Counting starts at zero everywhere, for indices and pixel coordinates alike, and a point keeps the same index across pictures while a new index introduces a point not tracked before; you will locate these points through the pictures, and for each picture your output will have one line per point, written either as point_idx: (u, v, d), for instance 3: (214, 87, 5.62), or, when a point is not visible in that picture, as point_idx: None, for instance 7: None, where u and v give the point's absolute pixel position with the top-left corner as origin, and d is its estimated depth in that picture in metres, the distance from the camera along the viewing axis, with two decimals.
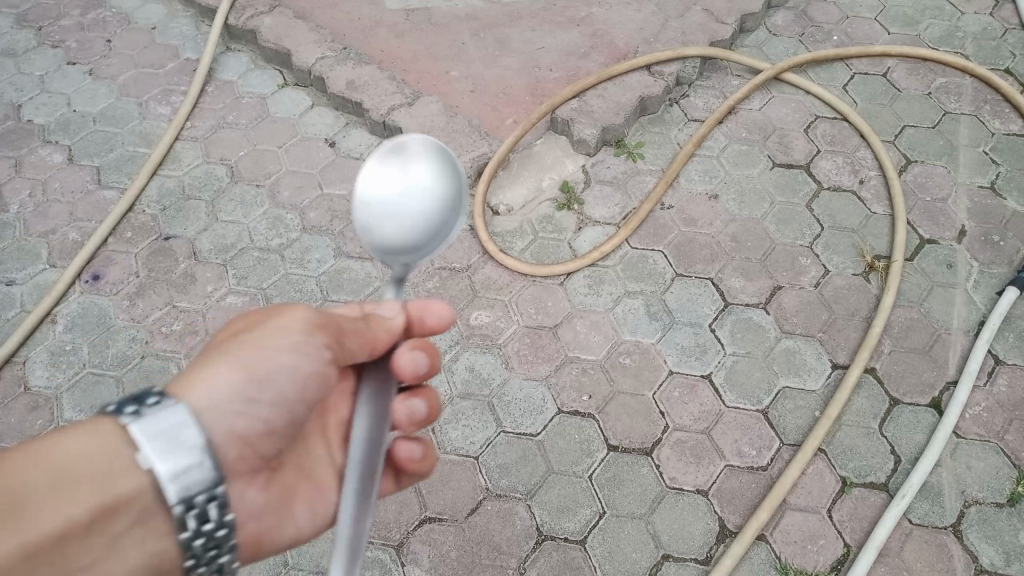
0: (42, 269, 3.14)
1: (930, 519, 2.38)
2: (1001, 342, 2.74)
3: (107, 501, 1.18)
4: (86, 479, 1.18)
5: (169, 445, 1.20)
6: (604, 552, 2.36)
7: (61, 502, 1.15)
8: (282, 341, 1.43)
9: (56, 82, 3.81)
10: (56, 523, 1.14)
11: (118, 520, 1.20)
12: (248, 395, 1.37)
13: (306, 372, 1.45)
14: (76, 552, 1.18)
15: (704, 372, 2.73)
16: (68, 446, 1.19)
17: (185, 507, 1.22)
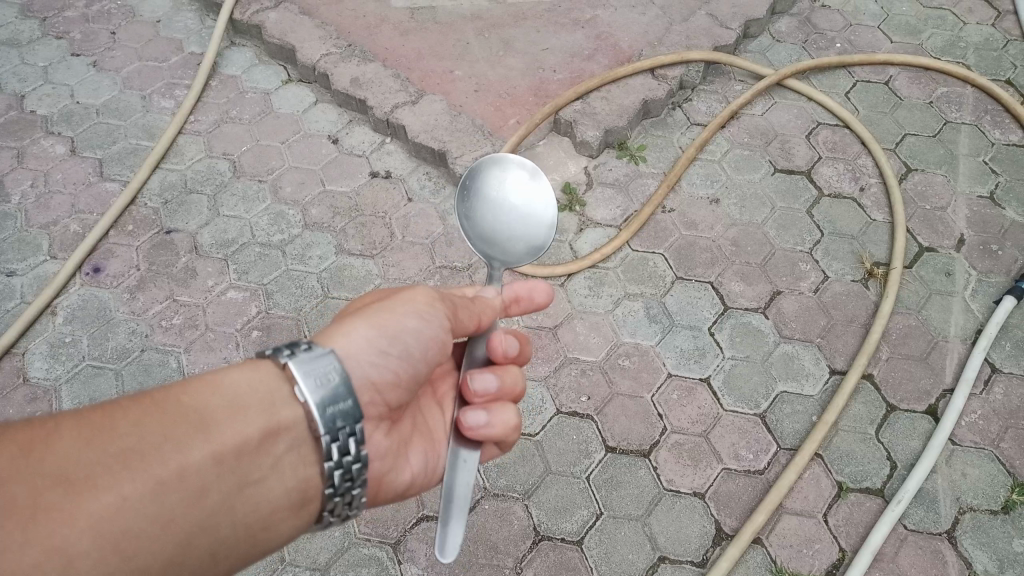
0: (43, 260, 3.14)
1: (925, 525, 2.40)
2: (998, 351, 2.75)
3: (270, 424, 1.28)
4: (252, 404, 1.29)
5: (325, 378, 1.29)
6: (601, 553, 2.37)
7: (234, 422, 1.26)
8: (410, 300, 1.52)
9: (60, 74, 3.81)
10: (231, 437, 1.25)
11: (279, 443, 1.30)
12: (381, 345, 1.46)
13: (431, 327, 1.51)
14: (247, 470, 1.27)
15: (702, 375, 2.74)
16: (231, 379, 1.31)
17: (331, 437, 1.28)
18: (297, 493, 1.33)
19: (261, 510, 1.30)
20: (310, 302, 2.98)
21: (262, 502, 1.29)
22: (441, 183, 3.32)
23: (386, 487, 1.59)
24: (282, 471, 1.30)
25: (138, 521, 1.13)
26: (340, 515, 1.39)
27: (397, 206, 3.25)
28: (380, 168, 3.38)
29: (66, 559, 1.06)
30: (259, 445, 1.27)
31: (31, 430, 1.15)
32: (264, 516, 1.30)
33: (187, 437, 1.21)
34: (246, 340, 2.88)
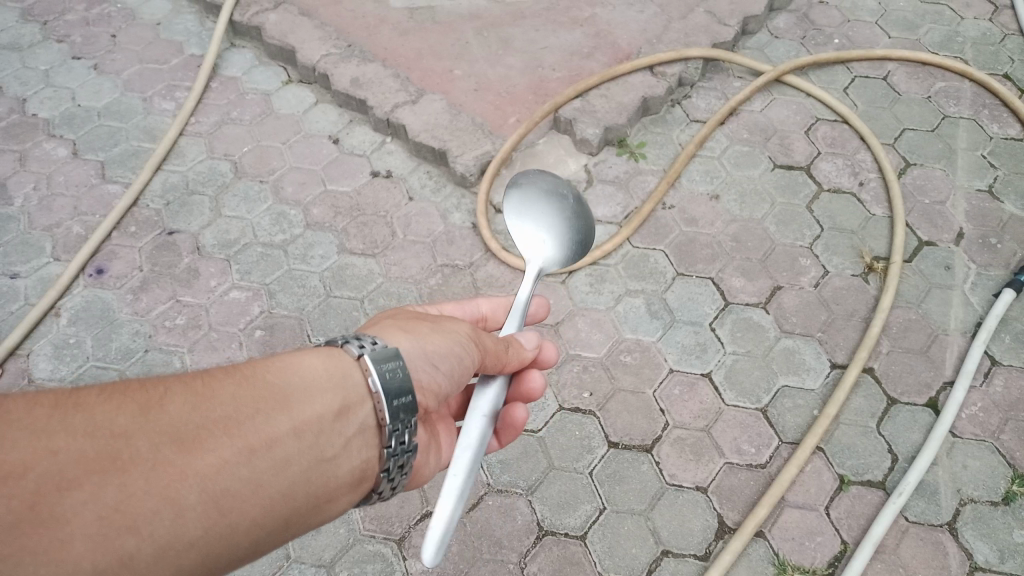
0: (47, 262, 3.16)
1: (926, 516, 2.41)
2: (998, 343, 2.76)
3: (342, 403, 1.31)
4: (327, 384, 1.32)
5: (393, 370, 1.34)
6: (604, 548, 2.38)
7: (312, 399, 1.29)
8: (456, 326, 1.52)
9: (61, 77, 3.82)
10: (310, 414, 1.28)
11: (350, 424, 1.32)
12: (430, 357, 1.46)
13: (474, 356, 1.51)
14: (323, 446, 1.28)
15: (703, 370, 2.75)
16: (309, 362, 1.34)
17: (391, 426, 1.34)
18: (360, 472, 1.35)
19: (332, 487, 1.31)
20: (312, 301, 2.99)
21: (334, 476, 1.31)
22: (441, 182, 3.33)
23: (418, 479, 1.70)
24: (351, 449, 1.32)
25: (234, 481, 1.17)
26: (383, 495, 1.45)
27: (398, 205, 3.26)
28: (381, 168, 3.39)
29: (177, 506, 1.10)
30: (333, 423, 1.30)
31: (146, 394, 1.21)
32: (333, 490, 1.31)
33: (275, 409, 1.25)
34: (249, 339, 2.89)
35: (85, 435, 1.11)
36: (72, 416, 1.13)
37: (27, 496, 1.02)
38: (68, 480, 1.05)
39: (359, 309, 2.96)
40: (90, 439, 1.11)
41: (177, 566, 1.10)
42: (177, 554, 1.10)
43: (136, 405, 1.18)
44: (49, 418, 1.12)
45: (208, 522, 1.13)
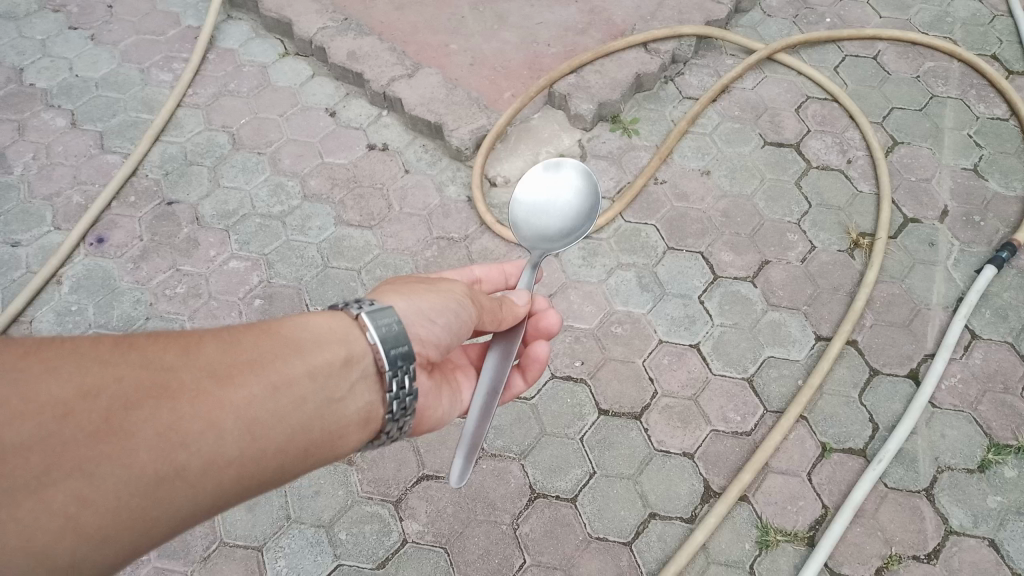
0: (47, 231, 3.20)
1: (904, 483, 2.50)
2: (977, 318, 2.85)
3: (348, 353, 1.37)
4: (334, 337, 1.38)
5: (389, 325, 1.40)
6: (594, 510, 2.47)
7: (324, 348, 1.36)
8: (446, 287, 1.60)
9: (58, 47, 3.83)
10: (323, 359, 1.34)
11: (354, 371, 1.38)
12: (425, 312, 1.53)
13: (464, 313, 1.59)
14: (333, 388, 1.35)
15: (692, 341, 2.83)
16: (316, 319, 1.40)
17: (393, 372, 1.39)
18: (366, 417, 1.41)
19: (341, 425, 1.37)
20: (311, 272, 3.05)
21: (345, 417, 1.37)
22: (438, 155, 3.37)
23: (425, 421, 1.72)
24: (357, 393, 1.38)
25: (263, 412, 1.25)
26: (391, 437, 1.49)
27: (395, 178, 3.31)
28: (377, 141, 3.44)
29: (216, 431, 1.19)
30: (341, 369, 1.36)
31: (182, 336, 1.28)
32: (343, 430, 1.37)
33: (294, 354, 1.33)
34: (248, 308, 2.95)
35: (137, 366, 1.19)
36: (123, 350, 1.21)
37: (94, 413, 1.11)
38: (128, 402, 1.14)
39: (356, 280, 3.02)
40: (140, 368, 1.19)
41: (216, 483, 1.20)
42: (216, 473, 1.20)
43: (176, 343, 1.25)
44: (103, 350, 1.20)
45: (242, 447, 1.22)
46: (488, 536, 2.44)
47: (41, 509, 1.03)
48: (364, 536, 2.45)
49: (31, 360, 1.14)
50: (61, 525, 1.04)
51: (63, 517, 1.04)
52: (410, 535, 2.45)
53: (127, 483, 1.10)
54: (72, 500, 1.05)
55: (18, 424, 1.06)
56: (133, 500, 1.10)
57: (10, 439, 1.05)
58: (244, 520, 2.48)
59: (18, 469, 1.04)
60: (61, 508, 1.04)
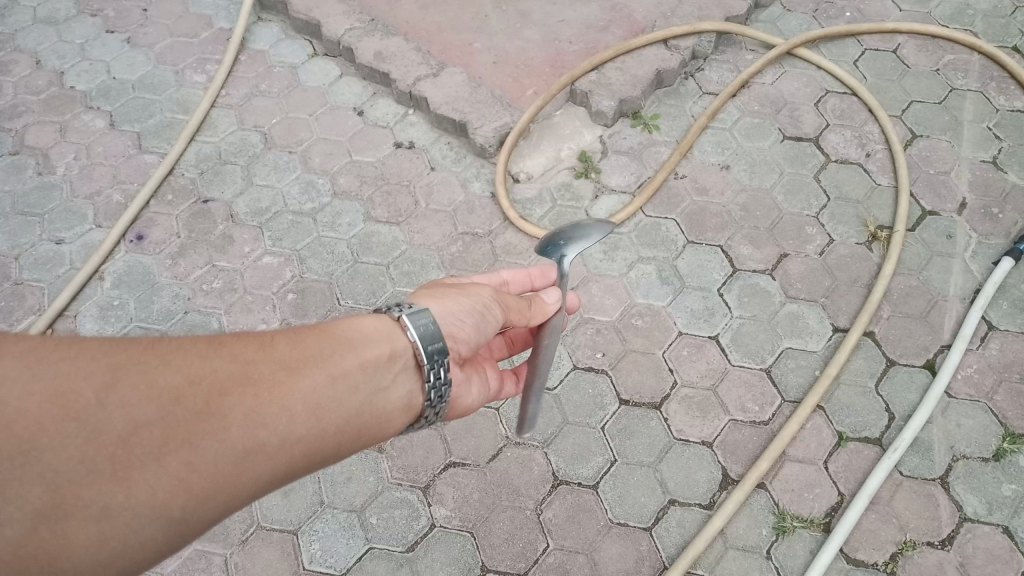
0: (89, 229, 3.34)
1: (919, 471, 2.56)
2: (995, 309, 2.89)
3: (393, 349, 1.51)
4: (381, 336, 1.52)
5: (427, 325, 1.54)
6: (615, 497, 2.56)
7: (373, 344, 1.50)
8: (475, 291, 1.70)
9: (96, 50, 3.97)
10: (373, 353, 1.48)
11: (397, 365, 1.51)
12: (458, 315, 1.64)
13: (490, 315, 1.70)
14: (380, 379, 1.48)
15: (711, 333, 2.90)
16: (365, 320, 1.54)
17: (431, 365, 1.54)
18: (410, 404, 1.54)
19: (387, 411, 1.49)
20: (341, 267, 3.16)
21: (390, 403, 1.49)
22: (462, 152, 3.46)
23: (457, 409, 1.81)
24: (400, 382, 1.51)
25: (326, 399, 1.39)
26: (429, 421, 1.63)
27: (421, 175, 3.41)
28: (404, 139, 3.53)
29: (289, 412, 1.33)
30: (387, 363, 1.50)
31: (257, 334, 1.43)
32: (389, 414, 1.50)
33: (348, 349, 1.46)
34: (282, 302, 3.07)
35: (225, 358, 1.34)
36: (213, 343, 1.37)
37: (196, 397, 1.27)
38: (221, 388, 1.30)
39: (385, 274, 3.12)
40: (227, 359, 1.34)
41: (290, 457, 1.34)
42: (291, 449, 1.34)
43: (254, 339, 1.40)
44: (197, 344, 1.35)
45: (311, 427, 1.36)
46: (513, 520, 2.54)
47: (161, 473, 1.20)
48: (394, 520, 2.56)
49: (141, 354, 1.30)
50: (173, 488, 1.21)
51: (177, 481, 1.21)
52: (438, 519, 2.55)
53: (222, 453, 1.26)
54: (181, 467, 1.22)
55: (141, 405, 1.23)
56: (225, 468, 1.26)
57: (135, 416, 1.22)
58: (280, 504, 2.60)
59: (142, 441, 1.21)
60: (175, 473, 1.21)
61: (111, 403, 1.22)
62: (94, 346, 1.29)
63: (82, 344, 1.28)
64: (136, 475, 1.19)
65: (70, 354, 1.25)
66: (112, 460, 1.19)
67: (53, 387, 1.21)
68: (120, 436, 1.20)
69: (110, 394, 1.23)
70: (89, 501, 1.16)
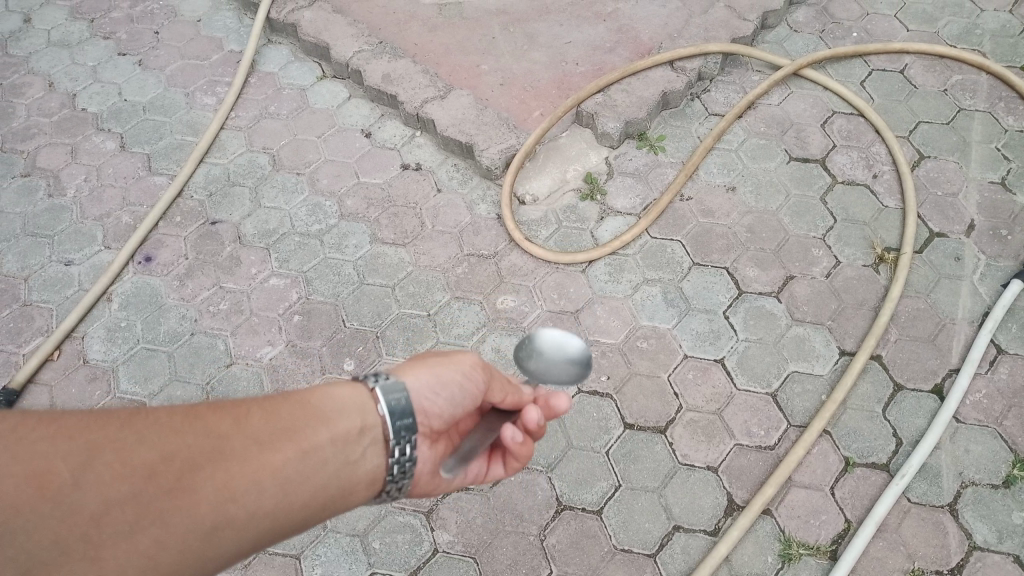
0: (98, 251, 3.37)
1: (927, 498, 2.53)
2: (1004, 332, 2.86)
3: (362, 423, 1.47)
4: (352, 409, 1.48)
5: (398, 399, 1.51)
6: (619, 522, 2.54)
7: (344, 418, 1.46)
8: (460, 356, 1.70)
9: (108, 72, 4.02)
10: (343, 427, 1.44)
11: (366, 439, 1.47)
12: (431, 385, 1.66)
13: (472, 387, 1.70)
14: (349, 452, 1.43)
15: (716, 356, 2.89)
16: (337, 392, 1.50)
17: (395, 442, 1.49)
18: (374, 476, 1.48)
19: (356, 484, 1.44)
20: (347, 288, 3.17)
21: (359, 475, 1.45)
22: (468, 174, 3.48)
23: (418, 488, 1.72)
24: (370, 454, 1.47)
25: (297, 472, 1.34)
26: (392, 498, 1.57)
27: (427, 197, 3.42)
28: (411, 161, 3.55)
29: (259, 486, 1.28)
30: (358, 438, 1.46)
31: (233, 406, 1.37)
32: (357, 487, 1.45)
33: (321, 423, 1.42)
34: (288, 324, 3.08)
35: (202, 432, 1.30)
36: (188, 416, 1.32)
37: (170, 474, 1.21)
38: (194, 464, 1.24)
39: (390, 296, 3.13)
40: (203, 433, 1.30)
41: (259, 532, 1.29)
42: (260, 524, 1.29)
43: (229, 412, 1.35)
44: (171, 419, 1.30)
45: (282, 502, 1.31)
46: (516, 546, 2.53)
47: (131, 552, 1.15)
48: (397, 545, 2.55)
49: (112, 428, 1.25)
50: (144, 566, 1.16)
51: (146, 559, 1.16)
52: (441, 545, 2.55)
53: (191, 529, 1.20)
54: (154, 542, 1.17)
55: (115, 483, 1.18)
56: (196, 545, 1.21)
57: (109, 496, 1.17)
58: None
59: (116, 520, 1.16)
60: (145, 551, 1.16)
61: (88, 482, 1.17)
62: (69, 422, 1.24)
63: (58, 421, 1.24)
64: (109, 551, 1.15)
65: (47, 430, 1.21)
66: (86, 540, 1.14)
67: (32, 466, 1.16)
68: (94, 515, 1.15)
69: (88, 471, 1.18)
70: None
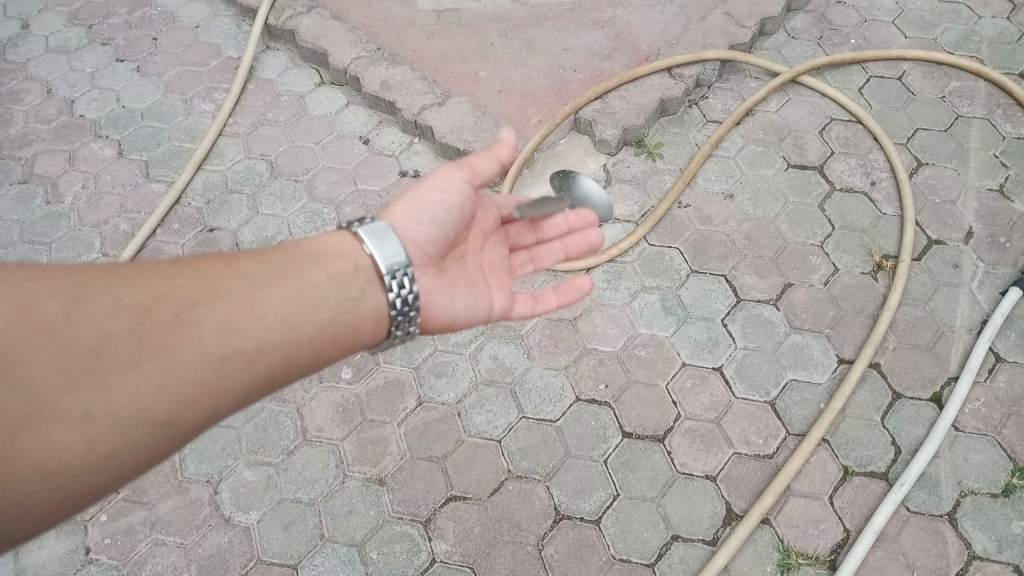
0: (96, 258, 3.36)
1: (926, 507, 2.53)
2: (1002, 340, 2.85)
3: (354, 263, 1.71)
4: (343, 251, 1.72)
5: (382, 238, 1.73)
6: (617, 532, 2.54)
7: (334, 259, 1.70)
8: (433, 177, 1.85)
9: (106, 79, 4.02)
10: (335, 266, 1.69)
11: (361, 278, 1.70)
12: (413, 212, 1.82)
13: (455, 196, 1.85)
14: (349, 288, 1.68)
15: (714, 365, 2.88)
16: (325, 240, 1.75)
17: (392, 276, 1.69)
18: (379, 313, 1.71)
19: (359, 319, 1.68)
20: None
21: (362, 311, 1.68)
22: None
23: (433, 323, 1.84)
24: (368, 291, 1.70)
25: (292, 308, 1.60)
26: (403, 335, 1.77)
27: None
28: (409, 168, 3.55)
29: (254, 319, 1.54)
30: (352, 275, 1.70)
31: (223, 258, 1.64)
32: (364, 321, 1.68)
33: (313, 265, 1.67)
34: None
35: (193, 278, 1.56)
36: (182, 267, 1.59)
37: (166, 311, 1.49)
38: (190, 303, 1.52)
39: None
40: (195, 278, 1.56)
41: (268, 365, 1.55)
42: (266, 352, 1.55)
43: (219, 262, 1.62)
44: (163, 267, 1.57)
45: (281, 331, 1.57)
46: (514, 556, 2.52)
47: (141, 378, 1.42)
48: (395, 555, 2.55)
49: (106, 278, 1.53)
50: (157, 391, 1.42)
51: (156, 384, 1.42)
52: (439, 554, 2.54)
53: (197, 357, 1.47)
54: (162, 371, 1.43)
55: (115, 320, 1.45)
56: (205, 371, 1.47)
57: (107, 331, 1.44)
58: (281, 539, 2.60)
59: (116, 351, 1.42)
60: (153, 378, 1.42)
61: (80, 319, 1.44)
62: (66, 274, 1.51)
63: (60, 273, 1.51)
64: (114, 381, 1.40)
65: (50, 278, 1.49)
66: (90, 369, 1.40)
67: (24, 308, 1.43)
68: (96, 348, 1.42)
69: (80, 311, 1.45)
70: (74, 407, 1.37)
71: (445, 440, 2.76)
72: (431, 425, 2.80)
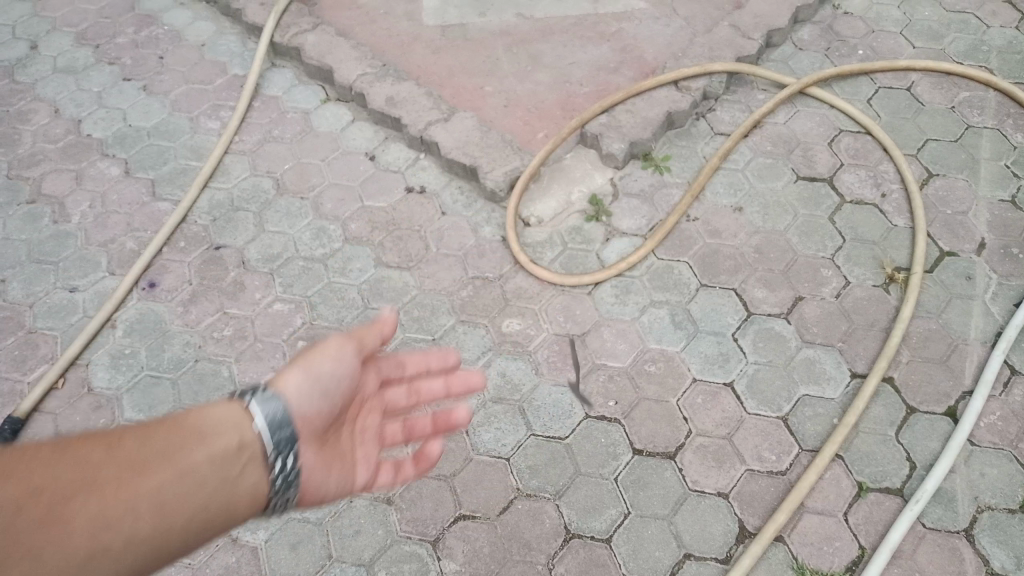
0: (102, 277, 3.35)
1: (943, 523, 2.48)
2: (1018, 353, 2.81)
3: (241, 440, 1.62)
4: (229, 424, 1.64)
5: (273, 414, 1.67)
6: (628, 551, 2.50)
7: (220, 436, 1.61)
8: (324, 347, 1.84)
9: (113, 98, 4.03)
10: (223, 444, 1.60)
11: (245, 456, 1.62)
12: (312, 373, 1.79)
13: (344, 363, 1.86)
14: (229, 469, 1.58)
15: (725, 380, 2.85)
16: (214, 410, 1.65)
17: (277, 454, 1.65)
18: (255, 495, 1.61)
19: (235, 503, 1.58)
20: (352, 313, 3.14)
21: (239, 493, 1.59)
22: (473, 197, 3.46)
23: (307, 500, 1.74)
24: (248, 472, 1.61)
25: (173, 494, 1.49)
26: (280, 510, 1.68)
27: (432, 220, 3.40)
28: (415, 183, 3.54)
29: (134, 512, 1.43)
30: (236, 454, 1.61)
31: (109, 434, 1.53)
32: (240, 505, 1.59)
33: (197, 443, 1.58)
34: (292, 350, 3.06)
35: (71, 463, 1.44)
36: (59, 448, 1.46)
37: (33, 508, 1.35)
38: (62, 496, 1.38)
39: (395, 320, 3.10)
40: (71, 464, 1.44)
41: (135, 559, 1.42)
42: (136, 547, 1.42)
43: (102, 440, 1.51)
44: (37, 450, 1.44)
45: (155, 523, 1.45)
46: None
47: None
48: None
49: None
50: None
51: None
52: (447, 574, 2.50)
53: (63, 560, 1.33)
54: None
55: None
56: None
57: None
58: (288, 559, 2.57)
59: None
60: None
61: None
62: None
63: None
64: None
65: None
66: None
67: None
68: None
69: None
70: None
71: (453, 459, 2.73)
72: (439, 443, 2.77)
